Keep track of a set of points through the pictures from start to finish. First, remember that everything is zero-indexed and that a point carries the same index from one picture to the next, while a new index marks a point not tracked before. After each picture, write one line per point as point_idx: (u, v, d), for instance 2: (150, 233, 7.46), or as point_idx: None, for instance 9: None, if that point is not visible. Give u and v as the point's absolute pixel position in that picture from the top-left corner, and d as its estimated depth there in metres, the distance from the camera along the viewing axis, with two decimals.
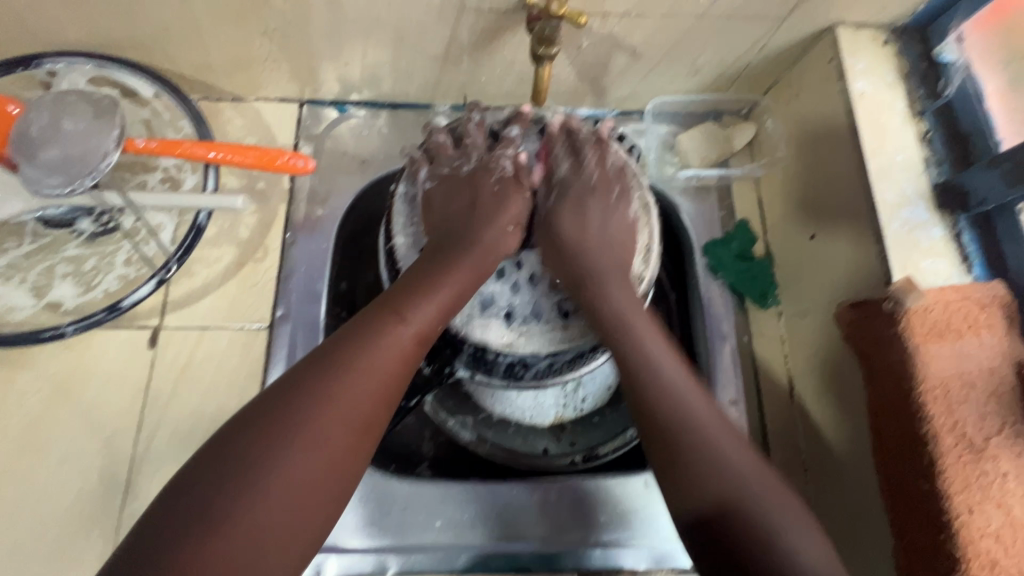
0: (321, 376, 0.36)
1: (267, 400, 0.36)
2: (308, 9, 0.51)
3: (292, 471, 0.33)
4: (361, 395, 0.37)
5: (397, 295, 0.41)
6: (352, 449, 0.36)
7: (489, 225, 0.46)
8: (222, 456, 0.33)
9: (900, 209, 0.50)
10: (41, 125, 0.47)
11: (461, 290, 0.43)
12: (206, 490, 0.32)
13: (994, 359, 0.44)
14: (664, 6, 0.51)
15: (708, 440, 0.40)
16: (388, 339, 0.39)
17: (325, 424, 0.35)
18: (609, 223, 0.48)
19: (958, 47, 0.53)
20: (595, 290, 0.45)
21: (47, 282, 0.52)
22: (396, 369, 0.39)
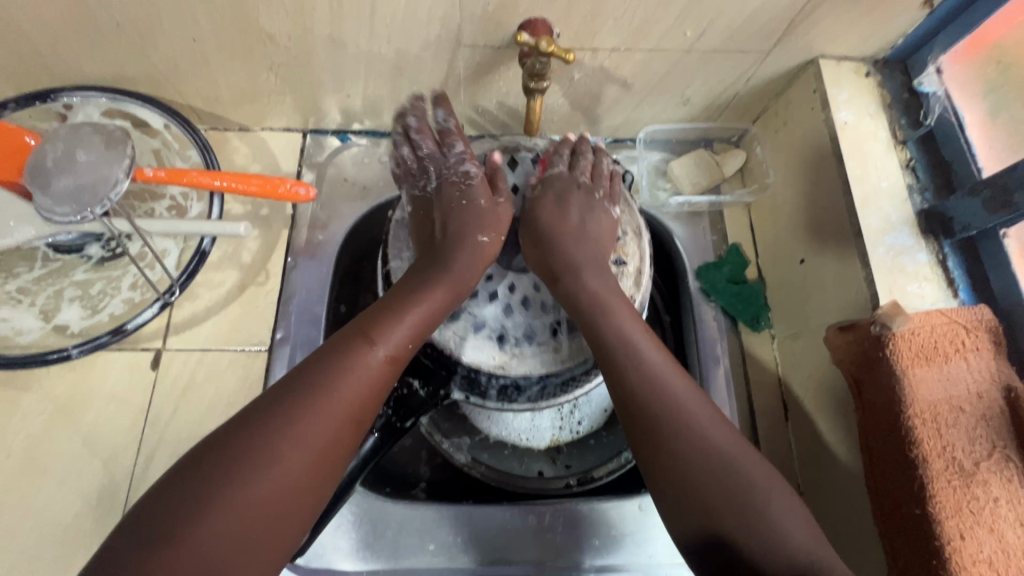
0: (294, 400, 0.38)
1: (241, 422, 0.37)
2: (312, 46, 0.53)
3: (257, 491, 0.35)
4: (331, 419, 0.38)
5: (372, 318, 0.43)
6: (314, 472, 0.37)
7: (459, 235, 0.48)
8: (194, 473, 0.35)
9: (885, 235, 0.51)
10: (56, 156, 0.50)
11: (434, 312, 0.45)
12: (175, 507, 0.34)
13: (981, 382, 0.45)
14: (652, 41, 0.53)
15: (695, 432, 0.41)
16: (358, 364, 0.40)
17: (295, 445, 0.37)
18: (591, 223, 0.50)
19: (937, 78, 0.55)
20: (572, 281, 0.47)
21: (55, 305, 0.54)
22: (366, 392, 0.40)
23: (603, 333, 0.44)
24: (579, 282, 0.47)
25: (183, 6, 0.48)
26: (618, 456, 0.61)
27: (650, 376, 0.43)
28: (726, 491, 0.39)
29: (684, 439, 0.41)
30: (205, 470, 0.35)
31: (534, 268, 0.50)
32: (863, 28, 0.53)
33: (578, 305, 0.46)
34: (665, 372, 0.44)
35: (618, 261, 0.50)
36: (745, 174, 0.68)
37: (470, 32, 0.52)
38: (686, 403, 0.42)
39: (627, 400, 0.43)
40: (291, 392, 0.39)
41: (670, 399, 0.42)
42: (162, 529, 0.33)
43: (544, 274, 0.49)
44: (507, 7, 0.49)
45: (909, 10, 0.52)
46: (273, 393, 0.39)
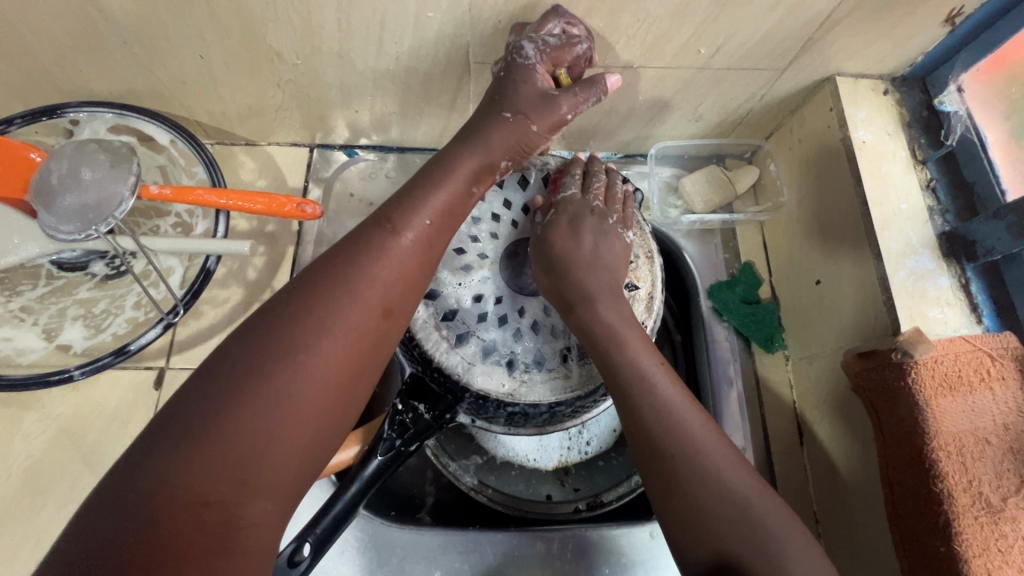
0: (321, 287, 0.36)
1: (265, 316, 0.35)
2: (320, 63, 0.53)
3: (290, 385, 0.33)
4: (359, 305, 0.36)
5: (393, 207, 0.41)
6: (348, 366, 0.35)
7: (484, 119, 0.47)
8: (221, 364, 0.33)
9: (905, 258, 0.50)
10: (60, 174, 0.49)
11: (454, 197, 0.43)
12: (203, 398, 0.32)
13: (1008, 413, 0.44)
14: (665, 59, 0.52)
15: (709, 470, 0.40)
16: (386, 248, 0.38)
17: (328, 331, 0.35)
18: (605, 248, 0.48)
19: (959, 97, 0.54)
20: (586, 313, 0.45)
21: (59, 324, 0.53)
22: (397, 274, 0.38)
23: (617, 367, 0.43)
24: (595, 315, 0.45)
25: (191, 23, 0.47)
26: (629, 480, 0.59)
27: (661, 409, 0.42)
28: (739, 512, 0.39)
29: (694, 477, 0.40)
30: (230, 361, 0.33)
31: (546, 296, 0.48)
32: (882, 44, 0.52)
33: (592, 336, 0.44)
34: (678, 406, 0.42)
35: (630, 287, 0.49)
36: (758, 190, 0.67)
37: (479, 50, 0.51)
38: (699, 437, 0.41)
39: (640, 435, 0.42)
40: (317, 280, 0.37)
41: (686, 436, 0.41)
42: (191, 420, 0.31)
43: (557, 302, 0.47)
44: (517, 23, 0.48)
45: (930, 28, 0.50)
46: (297, 284, 0.37)
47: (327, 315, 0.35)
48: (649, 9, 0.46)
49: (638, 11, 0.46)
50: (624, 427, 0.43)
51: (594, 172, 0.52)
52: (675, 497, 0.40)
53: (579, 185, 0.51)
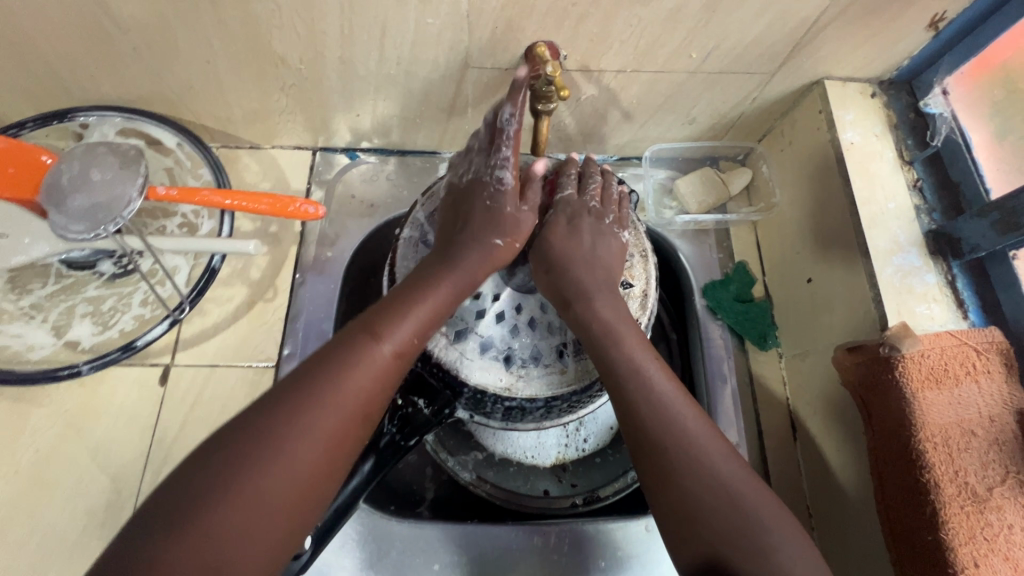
0: (302, 392, 0.37)
1: (247, 417, 0.36)
2: (324, 68, 0.55)
3: (267, 487, 0.34)
4: (337, 415, 0.37)
5: (378, 314, 0.42)
6: (323, 467, 0.37)
7: (475, 241, 0.47)
8: (202, 463, 0.35)
9: (893, 256, 0.51)
10: (71, 175, 0.51)
11: (439, 308, 0.44)
12: (190, 492, 0.33)
13: (993, 406, 0.45)
14: (658, 63, 0.54)
15: (702, 463, 0.41)
16: (365, 358, 0.39)
17: (307, 434, 0.36)
18: (603, 247, 0.49)
19: (944, 99, 0.55)
20: (584, 309, 0.46)
21: (68, 321, 0.54)
22: (377, 382, 0.40)
23: (613, 361, 0.44)
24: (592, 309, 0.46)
25: (199, 30, 0.49)
26: (624, 475, 0.61)
27: (658, 406, 0.43)
28: (739, 526, 0.39)
29: (689, 471, 0.41)
30: (211, 460, 0.34)
31: (546, 295, 0.49)
32: (868, 49, 0.54)
33: (589, 333, 0.45)
34: (675, 402, 0.43)
35: (625, 284, 0.50)
36: (751, 192, 0.68)
37: (477, 55, 0.53)
38: (693, 431, 0.42)
39: (635, 428, 0.43)
40: (299, 384, 0.38)
41: (680, 429, 0.42)
42: (172, 520, 0.32)
43: (556, 299, 0.48)
44: (514, 29, 0.49)
45: (914, 33, 0.52)
46: (281, 385, 0.38)
47: (308, 423, 0.36)
48: (640, 15, 0.48)
49: (631, 17, 0.48)
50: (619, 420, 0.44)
51: (588, 174, 0.53)
52: (668, 490, 0.41)
53: (575, 186, 0.52)
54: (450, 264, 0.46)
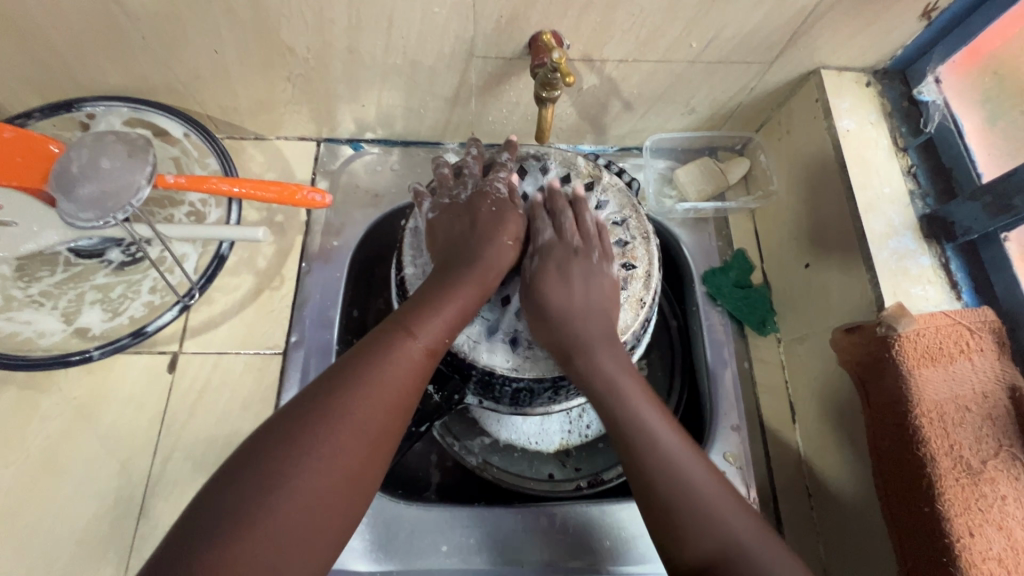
0: (345, 386, 0.39)
1: (289, 414, 0.38)
2: (330, 58, 0.55)
3: (319, 480, 0.36)
4: (376, 408, 0.39)
5: (410, 312, 0.43)
6: (368, 458, 0.38)
7: (488, 243, 0.47)
8: (248, 458, 0.36)
9: (888, 239, 0.52)
10: (81, 163, 0.51)
11: (467, 306, 0.45)
12: (245, 486, 0.34)
13: (987, 382, 0.46)
14: (659, 53, 0.55)
15: (705, 509, 0.41)
16: (401, 354, 0.41)
17: (352, 427, 0.37)
18: (594, 290, 0.47)
19: (936, 88, 0.57)
20: (586, 362, 0.45)
21: (77, 308, 0.55)
22: (411, 376, 0.41)
23: (613, 413, 0.44)
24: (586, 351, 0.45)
25: (207, 19, 0.50)
26: None
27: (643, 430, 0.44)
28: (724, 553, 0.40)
29: (689, 511, 0.41)
30: (257, 455, 0.36)
31: (545, 349, 0.47)
32: (863, 39, 0.55)
33: (593, 389, 0.45)
34: (673, 447, 0.43)
35: (627, 264, 0.51)
36: (749, 181, 0.70)
37: (482, 45, 0.54)
38: (697, 481, 0.42)
39: (641, 483, 0.43)
40: (336, 380, 0.39)
41: (683, 480, 0.42)
42: (224, 513, 0.33)
43: (557, 355, 0.47)
44: (518, 19, 0.50)
45: (908, 22, 0.53)
46: (318, 382, 0.40)
47: (348, 416, 0.38)
48: (642, 5, 0.49)
49: (633, 6, 0.49)
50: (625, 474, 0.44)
51: (559, 206, 0.50)
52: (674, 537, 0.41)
53: (552, 225, 0.50)
54: (473, 261, 0.46)
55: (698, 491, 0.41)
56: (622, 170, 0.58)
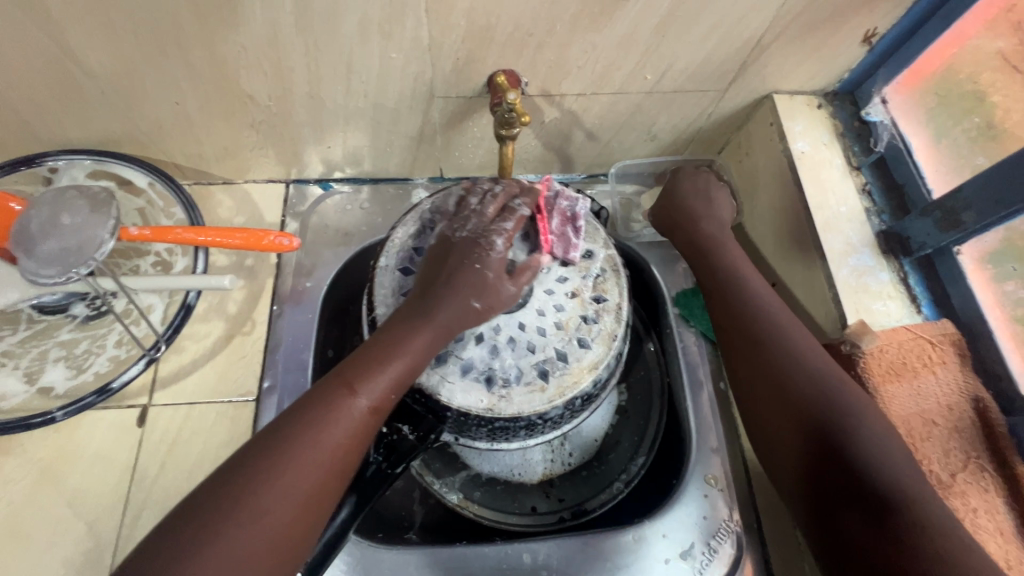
0: (282, 445, 0.38)
1: (222, 478, 0.37)
2: (292, 104, 0.56)
3: (247, 542, 0.36)
4: (311, 472, 0.38)
5: (355, 365, 0.42)
6: (302, 519, 0.38)
7: (451, 298, 0.44)
8: (180, 522, 0.35)
9: (848, 257, 0.53)
10: (41, 220, 0.51)
11: (416, 363, 0.43)
12: (173, 549, 0.34)
13: (951, 395, 0.48)
14: (615, 85, 0.56)
15: (790, 348, 0.49)
16: (341, 414, 0.40)
17: (283, 488, 0.37)
18: (721, 194, 0.63)
19: (883, 108, 0.59)
20: (691, 228, 0.60)
21: (39, 366, 0.54)
22: (350, 438, 0.40)
23: (695, 236, 0.60)
24: (725, 287, 0.55)
25: (168, 73, 0.50)
26: (610, 486, 0.62)
27: (799, 344, 0.49)
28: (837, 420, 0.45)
29: (778, 351, 0.49)
30: (184, 526, 0.35)
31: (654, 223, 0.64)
32: (811, 63, 0.57)
33: (697, 243, 0.59)
34: (765, 300, 0.52)
35: (598, 298, 0.52)
36: None
37: (441, 85, 0.55)
38: (789, 332, 0.50)
39: (725, 313, 0.53)
40: (271, 441, 0.39)
41: (774, 329, 0.50)
42: None
43: (664, 226, 0.63)
44: (475, 60, 0.52)
45: (851, 48, 0.55)
46: (254, 442, 0.39)
47: (281, 481, 0.37)
48: (594, 42, 0.51)
49: (585, 44, 0.51)
50: (721, 324, 0.54)
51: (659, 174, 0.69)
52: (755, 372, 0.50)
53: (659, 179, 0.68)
54: (429, 314, 0.44)
55: (762, 313, 0.52)
56: (598, 211, 0.64)
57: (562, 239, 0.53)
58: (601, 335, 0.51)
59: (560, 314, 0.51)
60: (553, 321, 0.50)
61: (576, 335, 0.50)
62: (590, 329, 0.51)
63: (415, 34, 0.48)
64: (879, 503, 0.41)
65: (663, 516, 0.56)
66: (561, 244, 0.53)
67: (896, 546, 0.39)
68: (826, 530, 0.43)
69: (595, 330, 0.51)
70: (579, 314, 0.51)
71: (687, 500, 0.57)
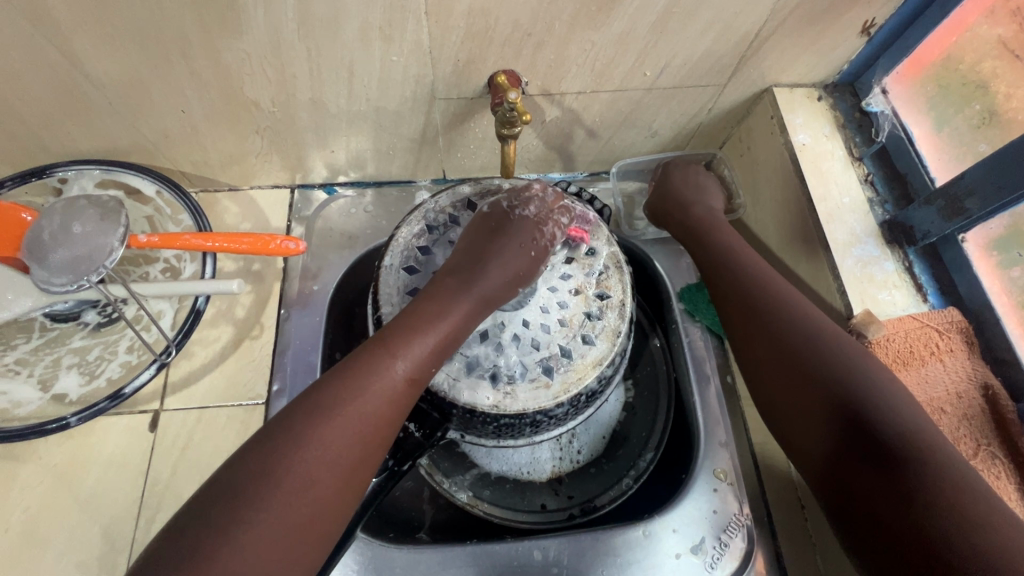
0: (317, 413, 0.39)
1: (253, 451, 0.37)
2: (295, 110, 0.57)
3: (284, 511, 0.35)
4: (347, 440, 0.39)
5: (391, 335, 0.43)
6: (336, 490, 0.38)
7: (493, 270, 0.47)
8: (213, 493, 0.35)
9: (851, 247, 0.53)
10: (52, 230, 0.51)
11: (450, 334, 0.44)
12: (209, 519, 0.34)
13: (960, 383, 0.48)
14: (615, 83, 0.57)
15: (796, 314, 0.50)
16: (379, 381, 0.40)
17: (317, 457, 0.37)
18: (710, 184, 0.65)
19: (883, 98, 0.59)
20: (683, 214, 0.62)
21: (53, 374, 0.54)
22: (387, 405, 0.41)
23: (692, 218, 0.61)
24: (730, 265, 0.55)
25: (174, 82, 0.51)
26: (619, 483, 0.62)
27: (812, 317, 0.50)
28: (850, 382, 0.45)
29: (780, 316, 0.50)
30: (219, 497, 0.35)
31: (651, 213, 0.66)
32: (810, 55, 0.57)
33: (691, 228, 0.61)
34: (763, 271, 0.54)
35: (601, 295, 0.52)
36: None
37: (442, 87, 0.55)
38: (792, 300, 0.51)
39: (731, 284, 0.54)
40: (306, 410, 0.39)
41: (778, 297, 0.52)
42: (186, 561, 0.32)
43: (659, 214, 0.65)
44: (475, 61, 0.52)
45: (850, 39, 0.55)
46: (285, 412, 0.39)
47: (318, 449, 0.37)
48: (593, 41, 0.51)
49: (584, 42, 0.51)
50: (724, 292, 0.55)
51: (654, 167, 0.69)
52: (762, 338, 0.51)
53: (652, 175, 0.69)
54: (470, 286, 0.46)
55: (759, 281, 0.53)
56: (599, 205, 0.63)
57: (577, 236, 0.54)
58: (605, 331, 0.51)
59: (564, 311, 0.51)
60: (557, 319, 0.51)
61: (580, 332, 0.50)
62: (594, 326, 0.51)
63: (415, 37, 0.49)
64: (893, 465, 0.41)
65: (673, 510, 0.56)
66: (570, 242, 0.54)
67: (912, 514, 0.39)
68: (841, 496, 0.44)
69: (599, 326, 0.51)
70: (582, 311, 0.51)
71: (696, 494, 0.57)
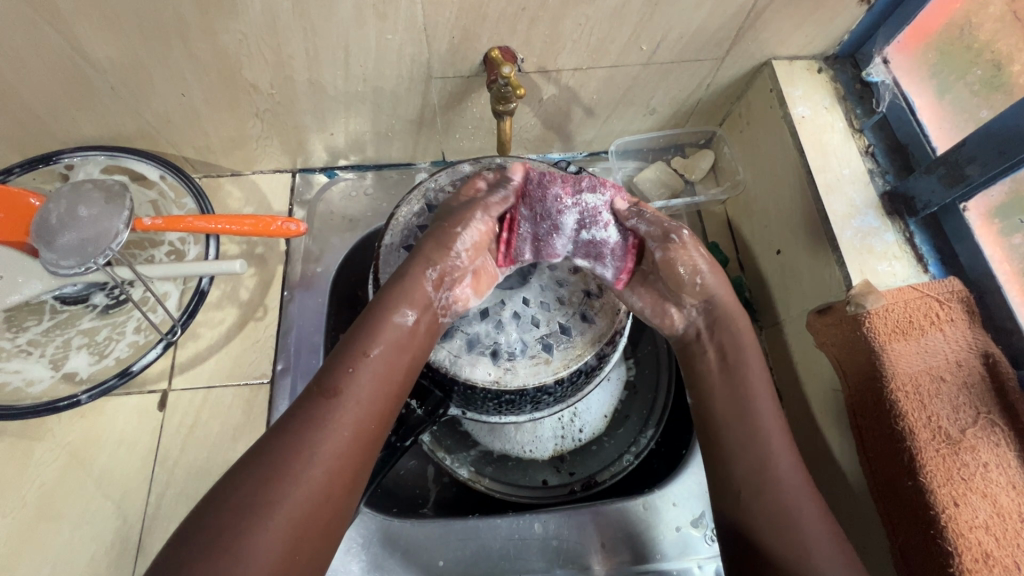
0: (281, 454, 0.40)
1: (213, 510, 0.37)
2: (294, 92, 0.57)
3: (268, 541, 0.37)
4: (311, 474, 0.40)
5: (330, 371, 0.44)
6: (314, 514, 0.40)
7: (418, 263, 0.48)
8: (193, 532, 0.37)
9: (851, 219, 0.54)
10: (59, 213, 0.52)
11: (386, 357, 0.45)
12: (189, 550, 0.36)
13: (961, 351, 0.48)
14: (611, 58, 0.57)
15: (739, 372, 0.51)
16: (326, 414, 0.42)
17: (285, 492, 0.39)
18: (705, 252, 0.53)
19: (885, 68, 0.59)
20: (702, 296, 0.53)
21: (64, 354, 0.56)
22: (345, 433, 0.42)
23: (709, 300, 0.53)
24: (730, 379, 0.51)
25: (173, 64, 0.52)
26: (621, 460, 0.62)
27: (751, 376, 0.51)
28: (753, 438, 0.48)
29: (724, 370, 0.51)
30: (199, 536, 0.36)
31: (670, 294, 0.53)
32: (809, 26, 0.56)
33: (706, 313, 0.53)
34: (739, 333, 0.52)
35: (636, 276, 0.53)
36: (718, 172, 0.73)
37: (438, 65, 0.55)
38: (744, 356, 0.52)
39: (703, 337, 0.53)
40: (263, 464, 0.39)
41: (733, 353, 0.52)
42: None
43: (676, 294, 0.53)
44: (470, 38, 0.52)
45: (849, 8, 0.55)
46: (242, 466, 0.40)
47: (286, 494, 0.39)
48: (588, 14, 0.51)
49: (578, 16, 0.51)
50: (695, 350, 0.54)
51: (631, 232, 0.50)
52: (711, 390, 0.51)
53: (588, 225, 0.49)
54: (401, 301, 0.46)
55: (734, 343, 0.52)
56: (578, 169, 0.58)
57: (540, 244, 0.50)
58: (604, 309, 0.51)
59: (563, 289, 0.51)
60: (556, 297, 0.51)
61: (580, 310, 0.51)
62: (593, 304, 0.51)
63: (409, 13, 0.49)
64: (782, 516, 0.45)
65: (672, 484, 0.57)
66: (617, 256, 0.51)
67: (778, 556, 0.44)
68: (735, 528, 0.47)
69: (598, 305, 0.51)
70: (581, 289, 0.51)
71: (697, 469, 0.58)
